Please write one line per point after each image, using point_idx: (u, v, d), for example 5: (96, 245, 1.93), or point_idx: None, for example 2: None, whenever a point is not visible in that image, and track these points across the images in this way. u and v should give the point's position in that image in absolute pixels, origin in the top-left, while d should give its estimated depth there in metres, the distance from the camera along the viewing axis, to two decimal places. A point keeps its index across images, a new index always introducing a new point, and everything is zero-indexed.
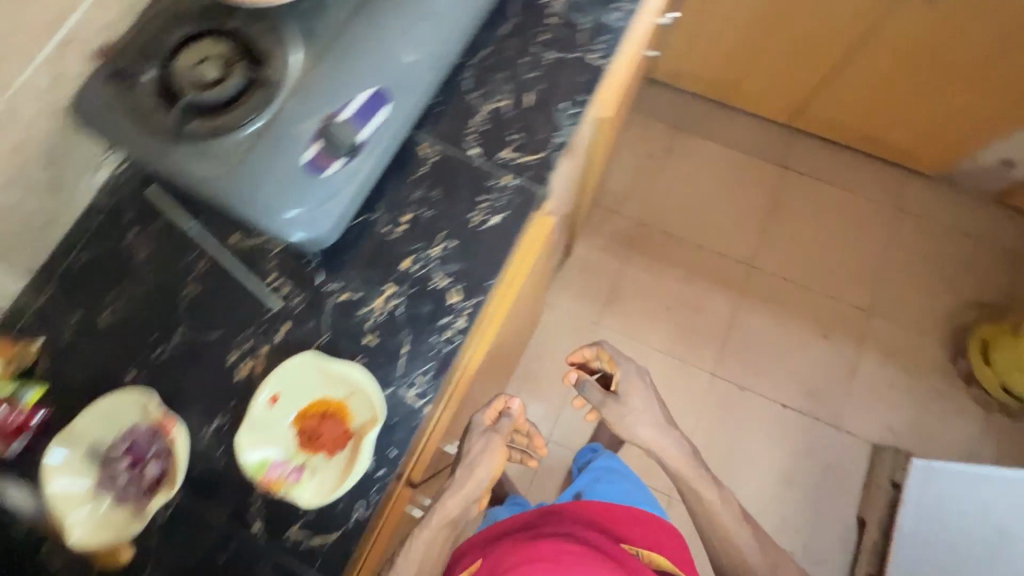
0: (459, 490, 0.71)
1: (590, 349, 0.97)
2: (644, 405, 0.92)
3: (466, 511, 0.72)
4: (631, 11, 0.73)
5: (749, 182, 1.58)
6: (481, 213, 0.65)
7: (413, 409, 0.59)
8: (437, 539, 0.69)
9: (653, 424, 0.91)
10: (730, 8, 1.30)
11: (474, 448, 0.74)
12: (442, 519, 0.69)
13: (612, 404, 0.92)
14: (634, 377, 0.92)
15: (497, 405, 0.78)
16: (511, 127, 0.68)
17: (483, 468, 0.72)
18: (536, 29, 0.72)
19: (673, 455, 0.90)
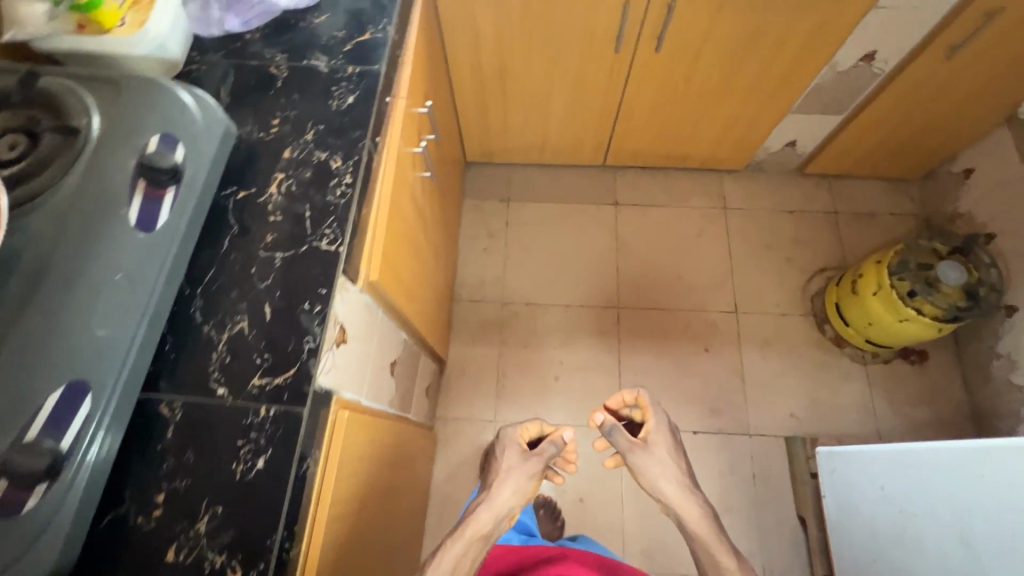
0: (493, 502, 0.84)
1: (626, 395, 0.96)
2: (671, 459, 0.90)
3: (496, 528, 0.83)
4: (352, 184, 0.71)
5: (589, 228, 1.62)
6: (243, 461, 0.59)
7: None
8: (467, 552, 0.78)
9: (676, 479, 0.88)
10: (502, 92, 1.36)
11: (511, 460, 0.90)
12: (473, 534, 0.80)
13: (641, 454, 0.90)
14: (666, 427, 0.91)
15: (531, 425, 0.97)
16: (256, 350, 0.63)
17: (516, 480, 0.87)
18: (259, 231, 0.69)
19: (690, 512, 0.85)
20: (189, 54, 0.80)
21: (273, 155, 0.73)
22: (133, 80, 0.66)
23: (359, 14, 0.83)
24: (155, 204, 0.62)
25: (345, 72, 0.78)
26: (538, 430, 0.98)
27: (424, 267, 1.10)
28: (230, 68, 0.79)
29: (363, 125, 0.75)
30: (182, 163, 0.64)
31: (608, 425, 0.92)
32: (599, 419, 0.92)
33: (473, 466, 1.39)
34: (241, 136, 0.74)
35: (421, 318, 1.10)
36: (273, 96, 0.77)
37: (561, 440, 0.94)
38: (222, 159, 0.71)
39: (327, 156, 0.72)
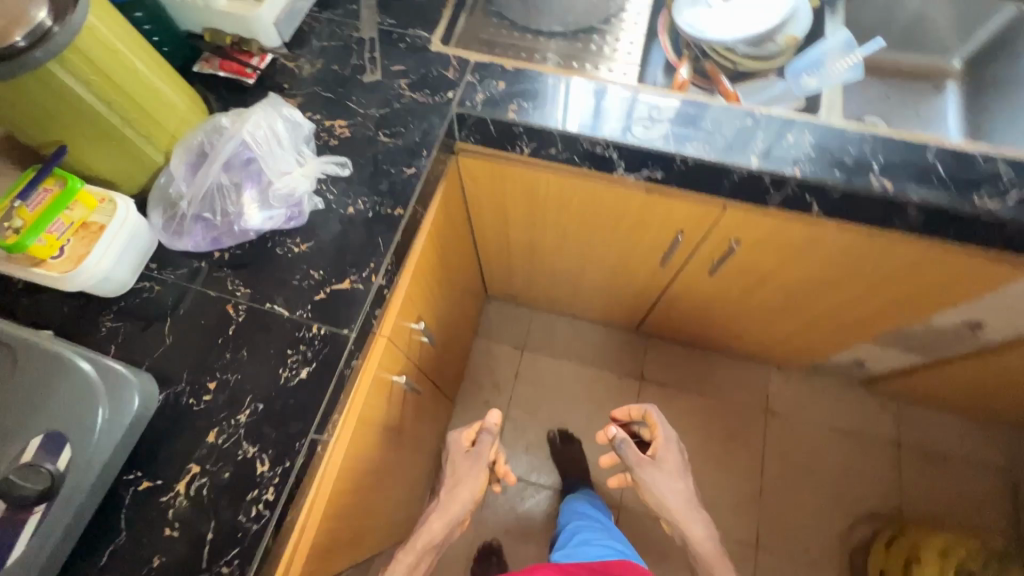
0: (445, 508, 0.78)
1: (636, 409, 0.90)
2: (680, 476, 0.84)
3: (447, 534, 0.78)
4: (273, 502, 0.58)
5: (607, 400, 1.44)
6: None
7: None
8: (419, 563, 0.74)
9: (683, 496, 0.83)
10: (533, 260, 1.20)
11: (460, 465, 0.82)
12: (425, 543, 0.76)
13: (648, 471, 0.84)
14: (675, 446, 0.85)
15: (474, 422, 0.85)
16: None
17: (466, 487, 0.80)
18: (147, 549, 0.56)
19: (696, 532, 0.80)
20: (147, 268, 0.68)
21: (195, 435, 0.60)
22: (33, 353, 0.55)
23: (345, 248, 0.69)
24: (11, 533, 0.50)
25: (309, 331, 0.65)
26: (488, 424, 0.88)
27: (394, 483, 0.95)
28: (186, 294, 0.67)
29: (308, 416, 0.61)
30: (59, 474, 0.52)
31: (618, 437, 0.87)
32: (610, 430, 0.88)
33: None
34: (167, 398, 0.62)
35: (378, 541, 0.94)
36: (222, 348, 0.65)
37: (492, 426, 0.82)
38: (131, 442, 0.58)
39: (255, 452, 0.59)
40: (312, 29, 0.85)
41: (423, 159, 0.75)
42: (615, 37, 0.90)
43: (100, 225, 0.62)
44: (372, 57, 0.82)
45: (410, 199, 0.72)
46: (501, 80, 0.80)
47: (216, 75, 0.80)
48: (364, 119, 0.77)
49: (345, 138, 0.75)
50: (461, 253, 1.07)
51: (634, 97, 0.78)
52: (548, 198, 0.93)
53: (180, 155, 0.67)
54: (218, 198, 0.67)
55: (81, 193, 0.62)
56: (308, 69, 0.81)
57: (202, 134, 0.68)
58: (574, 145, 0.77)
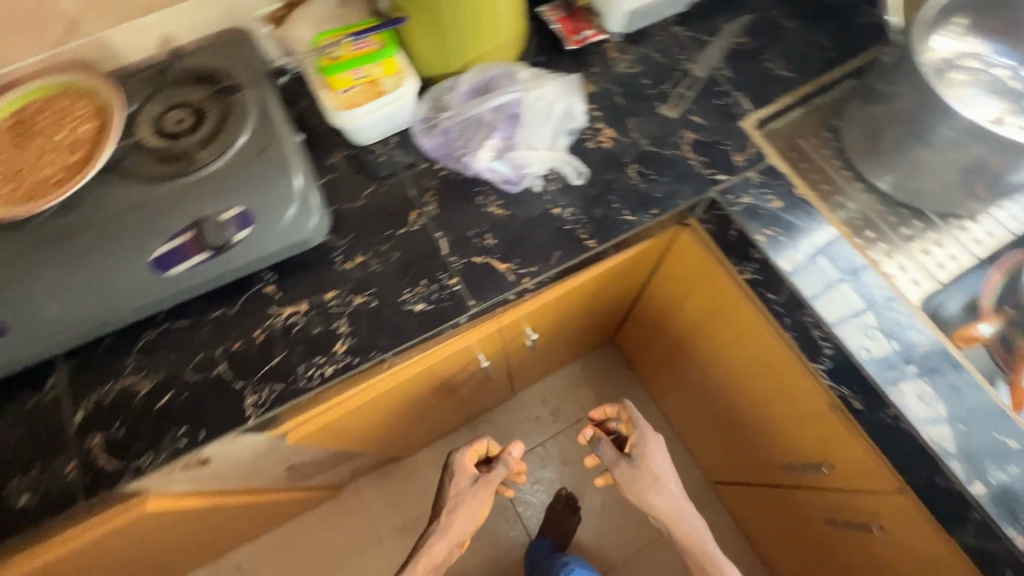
0: (445, 531, 0.80)
1: (609, 406, 0.86)
2: (663, 470, 0.80)
3: (446, 557, 0.81)
4: (327, 376, 0.65)
5: (630, 511, 1.34)
6: (23, 485, 0.62)
7: None
8: None
9: (669, 490, 0.78)
10: (670, 354, 1.12)
11: (462, 493, 0.83)
12: (427, 566, 0.78)
13: (626, 471, 0.79)
14: (651, 438, 0.81)
15: (478, 444, 0.89)
16: (122, 419, 0.64)
17: (466, 511, 0.81)
18: (238, 333, 0.68)
19: (686, 526, 0.76)
20: (388, 137, 0.77)
21: (321, 284, 0.70)
22: (277, 149, 0.67)
23: (527, 237, 0.71)
24: (181, 257, 0.64)
25: (449, 279, 0.69)
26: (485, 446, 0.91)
27: (415, 420, 1.00)
28: (396, 178, 0.75)
29: (396, 338, 0.66)
30: (232, 241, 0.64)
31: (594, 437, 0.84)
32: (585, 433, 0.84)
33: (328, 543, 1.34)
34: (327, 242, 0.72)
35: (373, 447, 1.03)
36: (385, 237, 0.72)
37: (511, 454, 0.88)
38: (284, 253, 0.68)
39: (343, 331, 0.67)
40: (654, 34, 0.83)
41: (648, 216, 0.71)
42: (937, 237, 0.75)
43: (382, 89, 0.71)
44: (681, 95, 0.79)
45: (608, 240, 0.70)
46: (780, 199, 0.72)
47: (548, 27, 0.82)
48: (631, 143, 0.75)
49: (602, 148, 0.75)
50: (614, 303, 1.02)
51: (892, 304, 0.66)
52: (734, 325, 0.82)
53: (472, 76, 0.76)
54: (472, 131, 0.75)
55: (389, 59, 0.72)
56: (623, 67, 0.81)
57: (498, 76, 0.76)
58: (795, 312, 0.68)
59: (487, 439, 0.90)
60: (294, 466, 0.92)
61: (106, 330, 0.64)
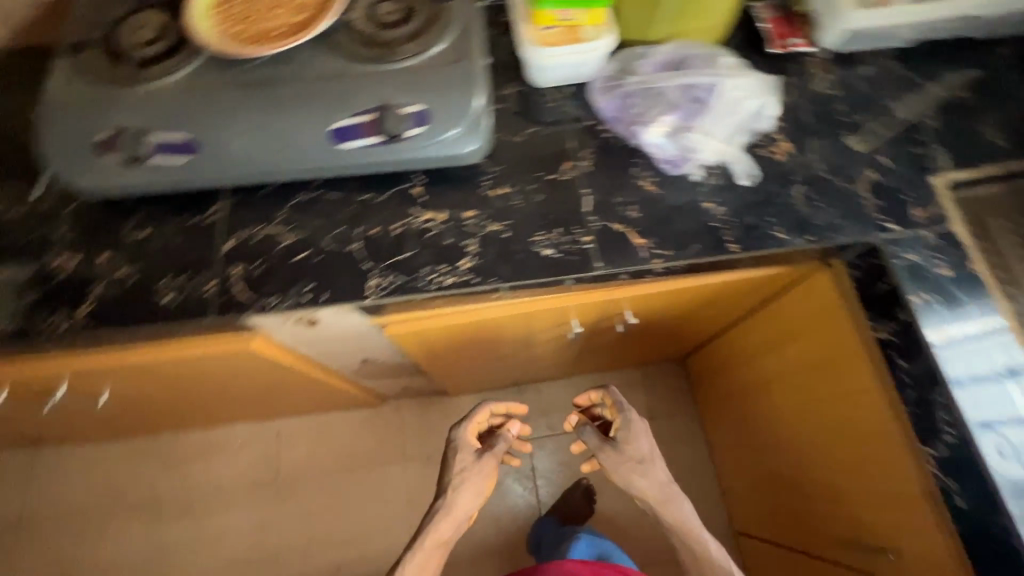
0: (450, 511, 0.79)
1: (592, 391, 0.85)
2: (648, 457, 0.80)
3: (455, 531, 0.81)
4: (445, 286, 0.68)
5: (642, 525, 1.36)
6: (170, 286, 0.70)
7: None
8: (429, 559, 0.78)
9: (655, 476, 0.79)
10: (744, 391, 1.09)
11: (466, 474, 0.80)
12: (433, 543, 0.78)
13: (611, 456, 0.80)
14: (636, 424, 0.80)
15: (480, 415, 0.85)
16: (261, 259, 0.70)
17: (472, 488, 0.80)
18: (378, 219, 0.72)
19: (674, 511, 0.79)
20: (566, 85, 0.78)
21: (463, 202, 0.72)
22: (470, 64, 0.69)
23: (671, 221, 0.70)
24: (357, 135, 0.68)
25: (582, 236, 0.70)
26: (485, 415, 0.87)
27: (483, 360, 1.04)
28: (560, 126, 0.76)
29: (517, 273, 0.68)
30: (404, 134, 0.68)
31: (579, 424, 0.85)
32: (570, 420, 0.85)
33: (359, 443, 1.43)
34: (480, 164, 0.74)
35: (437, 371, 1.08)
36: (534, 178, 0.73)
37: (513, 430, 0.86)
38: (443, 161, 0.71)
39: (470, 250, 0.70)
40: (865, 61, 0.78)
41: (801, 241, 0.68)
42: None
43: (581, 36, 0.72)
44: (874, 131, 0.74)
45: (752, 250, 0.68)
46: (952, 268, 0.66)
47: (754, 23, 0.79)
48: (804, 164, 0.72)
49: (773, 159, 0.72)
50: (707, 320, 1.00)
51: None
52: (835, 385, 0.79)
53: (669, 49, 0.75)
54: (652, 101, 0.74)
55: (597, 9, 0.73)
56: (820, 85, 0.77)
57: (696, 56, 0.75)
58: (925, 388, 0.64)
59: (486, 404, 0.86)
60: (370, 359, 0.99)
61: (274, 179, 0.71)
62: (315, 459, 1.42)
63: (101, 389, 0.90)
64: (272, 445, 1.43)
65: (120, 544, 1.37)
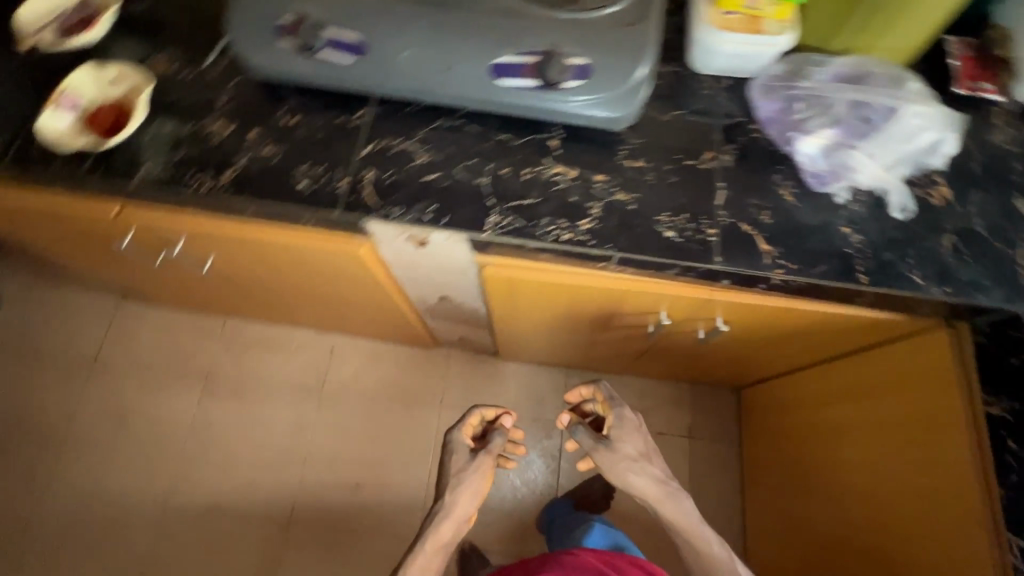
0: (450, 512, 0.81)
1: (585, 388, 0.92)
2: (638, 453, 0.86)
3: (456, 534, 0.83)
4: (560, 241, 0.69)
5: (652, 536, 1.35)
6: (306, 174, 0.74)
7: (134, 172, 0.76)
8: (432, 562, 0.79)
9: (650, 471, 0.85)
10: (797, 434, 1.07)
11: (463, 476, 0.84)
12: (436, 546, 0.79)
13: (605, 455, 0.86)
14: (626, 421, 0.87)
15: (472, 416, 0.89)
16: (393, 171, 0.73)
17: (469, 486, 0.83)
18: (510, 161, 0.73)
19: (671, 510, 0.83)
20: (725, 77, 0.76)
21: (595, 165, 0.72)
22: (644, 31, 0.69)
23: (804, 237, 0.68)
24: (516, 74, 0.69)
25: (707, 228, 0.69)
26: (480, 418, 0.92)
27: (553, 330, 1.05)
28: (710, 115, 0.75)
29: (633, 246, 0.68)
30: (562, 84, 0.68)
31: (573, 425, 0.92)
32: (562, 422, 0.92)
33: (402, 378, 1.48)
34: (621, 133, 0.74)
35: (504, 328, 1.09)
36: (671, 159, 0.73)
37: (506, 426, 0.90)
38: (589, 120, 0.71)
39: (592, 213, 0.70)
40: None
41: (937, 291, 0.65)
42: None
43: (760, 28, 0.69)
44: None
45: (882, 286, 0.65)
46: None
47: (944, 59, 0.75)
48: (961, 214, 0.68)
49: (928, 202, 0.68)
50: (784, 354, 0.98)
51: None
52: (911, 453, 0.77)
53: (848, 64, 0.72)
54: (819, 111, 0.71)
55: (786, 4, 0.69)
56: (999, 138, 0.71)
57: (881, 74, 0.71)
58: None
59: (481, 406, 0.91)
60: (448, 299, 1.02)
61: (425, 98, 0.73)
62: (359, 381, 1.48)
63: (207, 257, 0.97)
64: (324, 357, 1.50)
65: (172, 406, 1.48)
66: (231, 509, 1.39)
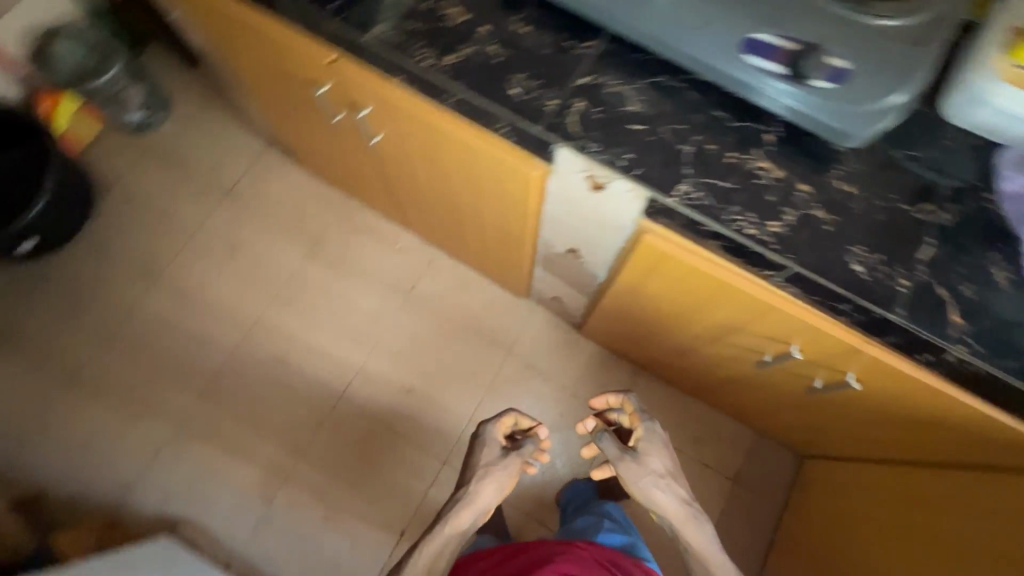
0: (472, 502, 0.89)
1: (615, 397, 0.95)
2: (662, 471, 0.88)
3: (472, 523, 0.90)
4: (743, 234, 0.68)
5: (659, 554, 1.35)
6: (521, 83, 0.75)
7: (370, 29, 0.80)
8: (447, 546, 0.87)
9: (674, 490, 0.87)
10: (853, 521, 1.01)
11: (489, 469, 0.91)
12: (453, 530, 0.88)
13: (629, 466, 0.87)
14: (655, 435, 0.90)
15: (508, 418, 0.96)
16: (603, 109, 0.73)
17: (494, 480, 0.91)
18: (719, 139, 0.71)
19: (692, 532, 0.85)
20: (977, 135, 0.71)
21: (805, 174, 0.69)
22: (921, 57, 0.64)
23: (1000, 326, 0.64)
24: (768, 55, 0.66)
25: (900, 278, 0.65)
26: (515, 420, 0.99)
27: (660, 323, 1.04)
28: (945, 168, 0.69)
29: (817, 267, 0.66)
30: (812, 81, 0.65)
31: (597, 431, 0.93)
32: (587, 427, 0.95)
33: (482, 313, 1.52)
34: (843, 152, 0.70)
35: (611, 303, 1.09)
36: (887, 196, 0.68)
37: (539, 435, 0.98)
38: (820, 127, 0.68)
39: (785, 219, 0.68)
40: None
41: None
42: None
43: None
44: None
45: None
46: None
47: None
48: None
49: None
50: (878, 438, 0.94)
51: None
52: None
53: None
54: None
55: None
56: None
57: None
58: None
59: (517, 411, 0.98)
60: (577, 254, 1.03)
61: (662, 50, 0.71)
62: (444, 300, 1.53)
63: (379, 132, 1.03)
64: (421, 266, 1.56)
65: (277, 256, 1.59)
66: (295, 365, 1.50)
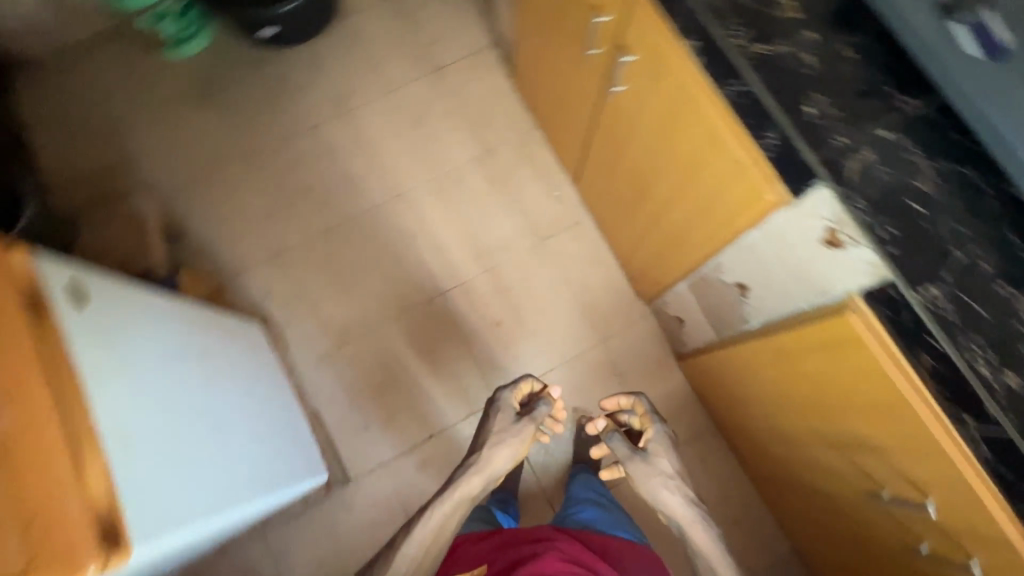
0: (481, 469, 0.91)
1: (627, 397, 0.95)
2: (668, 472, 0.89)
3: (480, 492, 0.92)
4: (970, 367, 0.62)
5: None
6: (819, 106, 0.70)
7: None
8: (454, 513, 0.89)
9: (681, 491, 0.88)
10: None
11: (500, 437, 0.93)
12: (462, 495, 0.89)
13: (640, 465, 0.89)
14: (663, 437, 0.91)
15: (524, 386, 0.99)
16: (890, 172, 0.67)
17: (505, 447, 0.93)
18: (999, 263, 0.63)
19: (698, 535, 0.85)
20: None
21: None
22: None
23: None
24: None
25: None
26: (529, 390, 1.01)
27: (784, 398, 0.98)
28: None
29: None
30: None
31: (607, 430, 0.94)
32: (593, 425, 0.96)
33: (599, 293, 1.51)
34: None
35: (744, 355, 1.04)
36: None
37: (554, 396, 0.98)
38: None
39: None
40: None
41: None
42: None
43: None
44: None
45: None
46: None
47: None
48: None
49: None
50: None
51: None
52: None
53: None
54: None
55: None
56: None
57: None
58: None
59: (534, 381, 1.00)
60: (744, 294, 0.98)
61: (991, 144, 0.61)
62: (571, 262, 1.53)
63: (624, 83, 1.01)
64: (566, 221, 1.56)
65: (450, 144, 1.65)
66: (419, 246, 1.57)
